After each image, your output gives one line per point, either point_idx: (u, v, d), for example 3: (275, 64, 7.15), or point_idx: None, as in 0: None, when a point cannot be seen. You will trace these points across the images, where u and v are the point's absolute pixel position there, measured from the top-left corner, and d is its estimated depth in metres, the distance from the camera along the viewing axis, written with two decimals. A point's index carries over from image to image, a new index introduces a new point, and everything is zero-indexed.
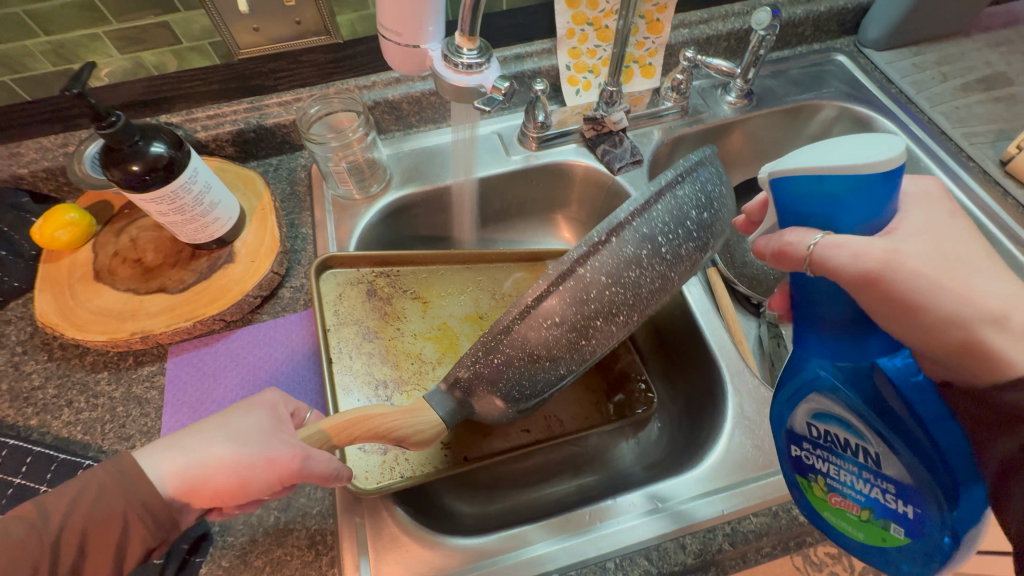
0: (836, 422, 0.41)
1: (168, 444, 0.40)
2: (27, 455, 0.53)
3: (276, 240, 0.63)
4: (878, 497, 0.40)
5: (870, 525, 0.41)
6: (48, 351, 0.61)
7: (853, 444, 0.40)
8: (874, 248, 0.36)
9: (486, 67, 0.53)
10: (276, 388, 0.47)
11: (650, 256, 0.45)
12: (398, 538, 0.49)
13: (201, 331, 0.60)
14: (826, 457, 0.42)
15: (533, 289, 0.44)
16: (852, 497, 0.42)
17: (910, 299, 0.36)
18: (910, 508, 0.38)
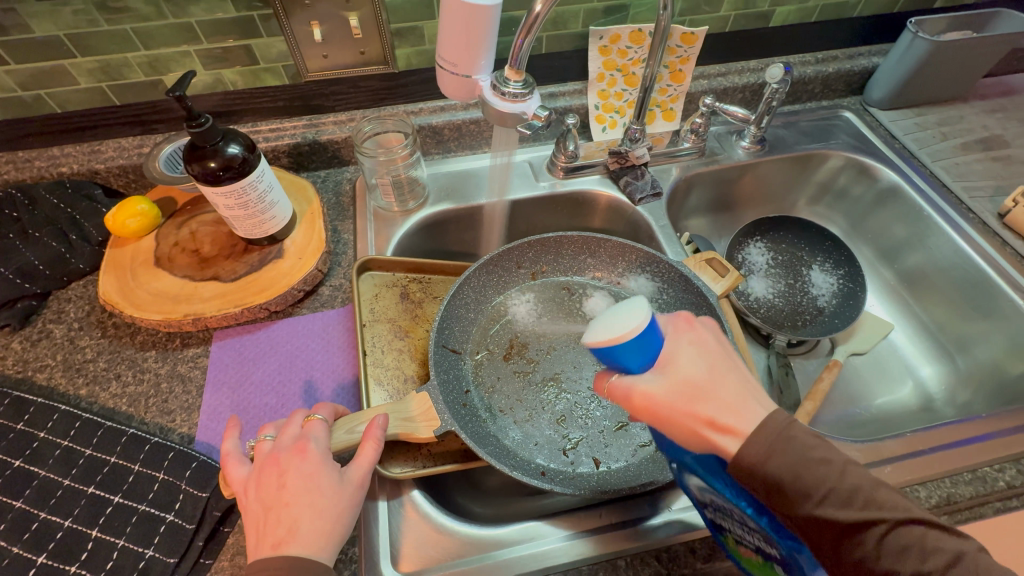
0: (706, 488, 0.45)
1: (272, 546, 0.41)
2: (76, 420, 0.56)
3: (323, 241, 0.69)
4: (762, 550, 0.43)
5: (763, 566, 0.44)
6: (103, 328, 0.66)
7: (736, 516, 0.43)
8: (693, 403, 0.37)
9: (529, 97, 0.59)
10: (285, 445, 0.47)
11: (638, 448, 0.59)
12: (416, 522, 0.52)
13: (248, 318, 0.65)
14: (721, 518, 0.46)
15: (553, 472, 0.57)
16: (754, 550, 0.44)
17: (663, 418, 0.38)
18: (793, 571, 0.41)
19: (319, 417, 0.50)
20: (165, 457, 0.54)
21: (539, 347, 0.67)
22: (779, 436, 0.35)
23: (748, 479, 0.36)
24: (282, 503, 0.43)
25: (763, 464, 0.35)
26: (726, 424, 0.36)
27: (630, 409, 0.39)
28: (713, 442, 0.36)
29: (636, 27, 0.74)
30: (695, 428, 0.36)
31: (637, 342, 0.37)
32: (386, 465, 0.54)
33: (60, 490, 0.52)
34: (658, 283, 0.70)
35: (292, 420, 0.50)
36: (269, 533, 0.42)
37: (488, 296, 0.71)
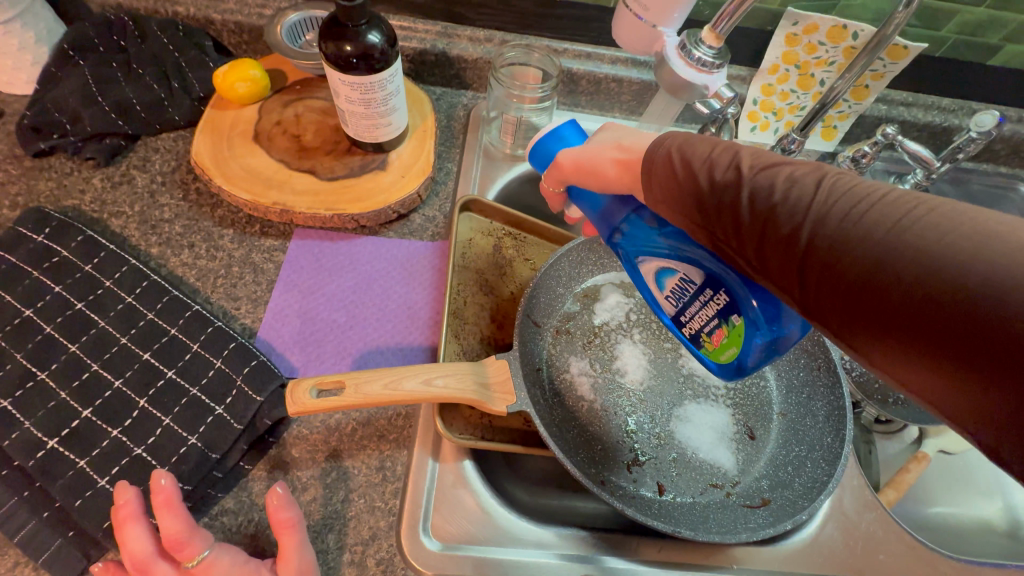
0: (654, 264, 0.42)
1: None
2: (144, 280, 0.53)
3: (429, 165, 0.62)
4: (713, 305, 0.39)
5: (731, 332, 0.38)
6: (184, 191, 0.61)
7: (683, 279, 0.40)
8: (605, 150, 0.41)
9: (717, 71, 0.51)
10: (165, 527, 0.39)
11: (709, 488, 0.53)
12: (461, 495, 0.48)
13: (333, 224, 0.60)
14: (690, 304, 0.41)
15: (614, 488, 0.52)
16: (711, 325, 0.39)
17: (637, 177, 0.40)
18: (748, 297, 0.36)
19: (205, 556, 0.39)
20: (225, 346, 0.50)
21: (623, 344, 0.62)
22: (682, 141, 0.36)
23: (669, 186, 0.36)
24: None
25: (687, 152, 0.35)
26: (634, 144, 0.40)
27: (563, 178, 0.44)
28: (692, 172, 0.34)
29: (843, 21, 0.63)
30: (609, 153, 0.41)
31: (558, 137, 0.45)
32: (447, 424, 0.50)
33: (115, 348, 0.49)
34: None
35: (185, 525, 0.39)
36: None
37: (581, 275, 0.65)
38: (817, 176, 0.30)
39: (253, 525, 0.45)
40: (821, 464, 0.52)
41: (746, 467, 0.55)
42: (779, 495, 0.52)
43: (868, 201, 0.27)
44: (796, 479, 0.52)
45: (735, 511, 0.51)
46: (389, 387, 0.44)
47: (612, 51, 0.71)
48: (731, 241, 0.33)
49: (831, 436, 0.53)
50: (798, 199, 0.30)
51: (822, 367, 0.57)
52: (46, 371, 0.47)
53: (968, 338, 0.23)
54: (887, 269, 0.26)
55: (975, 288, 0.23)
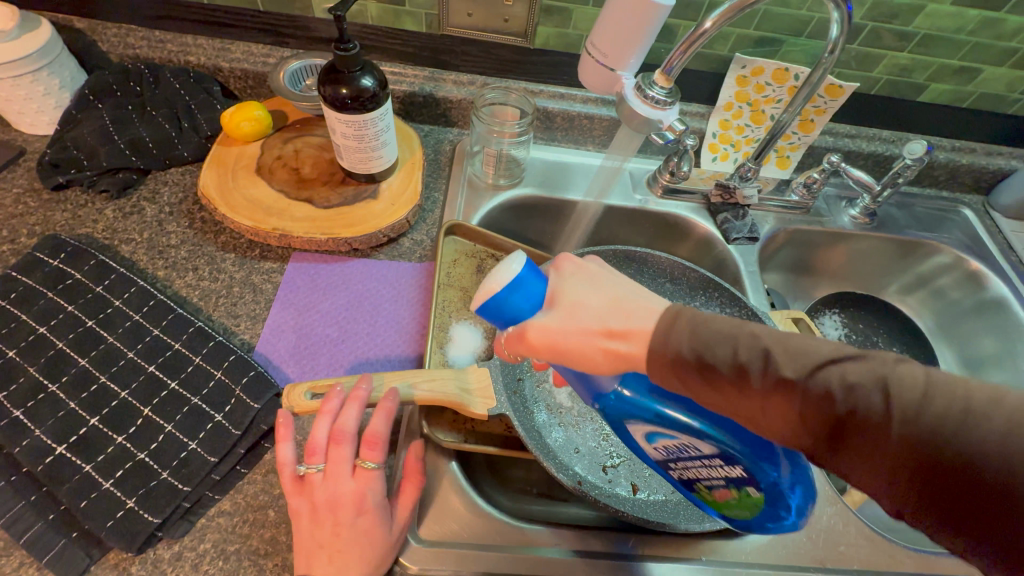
0: (654, 433, 0.42)
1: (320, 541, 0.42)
2: (151, 299, 0.57)
3: (417, 193, 0.68)
4: (724, 474, 0.41)
5: (742, 497, 0.41)
6: (190, 219, 0.66)
7: (690, 450, 0.41)
8: (596, 343, 0.36)
9: (669, 107, 0.57)
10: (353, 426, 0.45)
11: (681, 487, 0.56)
12: (446, 494, 0.52)
13: (328, 248, 0.65)
14: (688, 465, 0.43)
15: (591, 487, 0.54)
16: (717, 485, 0.42)
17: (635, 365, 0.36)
18: (762, 478, 0.39)
19: (372, 467, 0.45)
20: (225, 359, 0.54)
21: None
22: (688, 332, 0.33)
23: (686, 381, 0.33)
24: (322, 546, 0.42)
25: (709, 350, 0.32)
26: (630, 330, 0.35)
27: (530, 353, 0.39)
28: (713, 371, 0.32)
29: (784, 65, 0.72)
30: (597, 345, 0.36)
31: (515, 293, 0.37)
32: (432, 427, 0.53)
33: (122, 361, 0.53)
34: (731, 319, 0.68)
35: (382, 436, 0.46)
36: (321, 516, 0.43)
37: None
38: (851, 368, 0.30)
39: (247, 526, 0.47)
40: None
41: None
42: None
43: (905, 391, 0.29)
44: None
45: None
46: (414, 386, 0.50)
47: (583, 92, 0.79)
48: (787, 435, 0.32)
49: None
50: (840, 396, 0.30)
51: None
52: (56, 383, 0.50)
53: (996, 516, 0.27)
54: (934, 457, 0.28)
55: (1021, 481, 0.26)
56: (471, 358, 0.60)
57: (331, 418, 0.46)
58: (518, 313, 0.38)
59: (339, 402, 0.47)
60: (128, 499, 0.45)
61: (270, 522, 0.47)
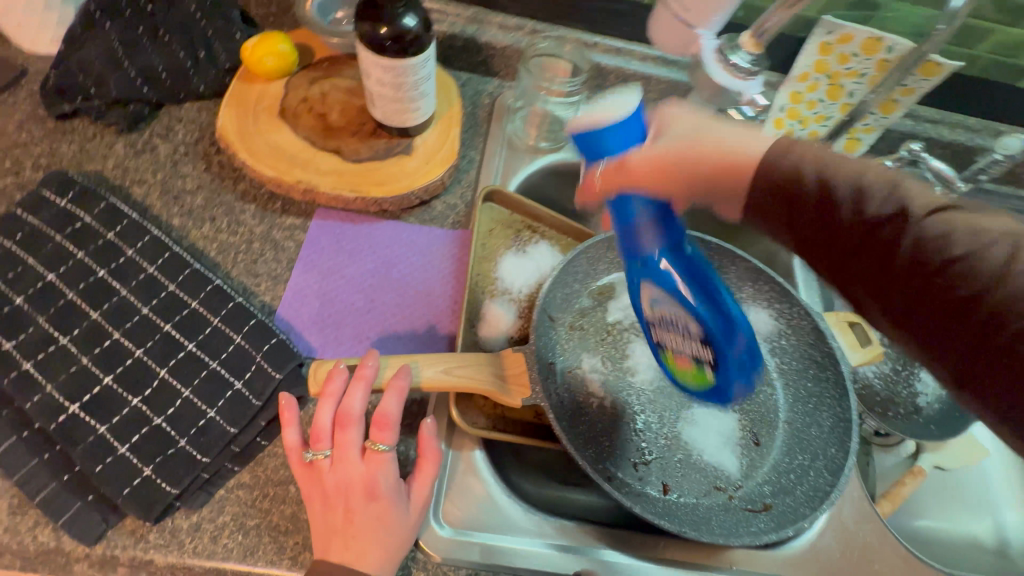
0: (657, 299, 0.45)
1: (335, 528, 0.39)
2: (166, 250, 0.53)
3: (454, 152, 0.62)
4: (692, 350, 0.45)
5: (700, 372, 0.47)
6: (206, 163, 0.61)
7: (680, 322, 0.44)
8: (731, 138, 0.42)
9: (752, 79, 0.50)
10: (358, 408, 0.41)
11: (713, 491, 0.54)
12: (473, 483, 0.49)
13: (356, 207, 0.60)
14: (666, 326, 0.46)
15: (621, 486, 0.52)
16: (686, 355, 0.47)
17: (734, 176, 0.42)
18: (730, 359, 0.43)
19: (384, 451, 0.41)
20: (245, 322, 0.50)
21: (634, 343, 0.63)
22: (811, 161, 0.39)
23: (798, 210, 0.39)
24: (335, 531, 0.39)
25: (841, 170, 0.38)
26: (736, 147, 0.42)
27: (631, 184, 0.40)
28: (833, 209, 0.38)
29: (878, 34, 0.62)
30: (714, 150, 0.42)
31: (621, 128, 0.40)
32: (462, 413, 0.50)
33: (137, 317, 0.49)
34: (777, 316, 0.64)
35: (394, 417, 0.41)
36: (332, 502, 0.40)
37: (597, 272, 0.66)
38: (980, 218, 0.35)
39: (267, 500, 0.45)
40: (824, 474, 0.53)
41: (750, 471, 0.56)
42: (781, 501, 0.53)
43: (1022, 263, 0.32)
44: (798, 487, 0.53)
45: (737, 514, 0.52)
46: (445, 372, 0.45)
47: (643, 48, 0.70)
48: (877, 278, 0.37)
49: (834, 447, 0.54)
50: (951, 240, 0.34)
51: (830, 379, 0.58)
52: (67, 336, 0.47)
53: None
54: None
55: None
56: (504, 339, 0.56)
57: (336, 399, 0.41)
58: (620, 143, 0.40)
59: (345, 382, 0.41)
60: (145, 466, 0.43)
61: (292, 498, 0.45)
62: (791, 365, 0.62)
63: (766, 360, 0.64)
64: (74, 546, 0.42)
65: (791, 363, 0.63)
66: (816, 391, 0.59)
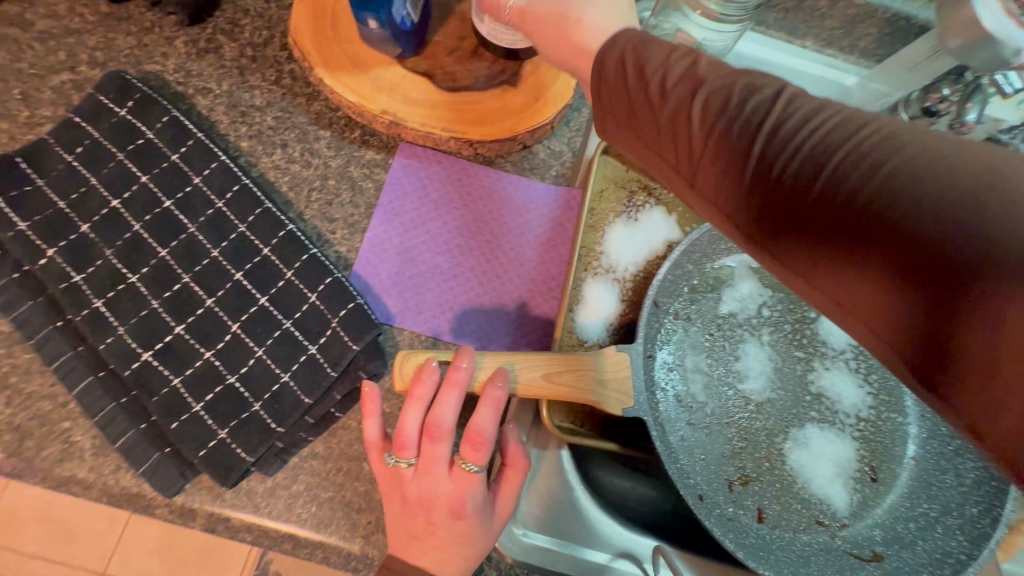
0: None
1: (415, 537, 0.37)
2: (235, 183, 0.47)
3: (571, 87, 0.49)
4: None
5: None
6: (277, 72, 0.52)
7: None
8: None
9: None
10: (448, 423, 0.36)
11: (817, 528, 0.48)
12: (555, 486, 0.45)
13: (446, 146, 0.50)
14: None
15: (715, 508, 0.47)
16: None
17: None
18: None
19: (473, 471, 0.36)
20: (321, 279, 0.45)
21: (748, 343, 0.54)
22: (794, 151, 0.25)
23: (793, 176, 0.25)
24: (416, 538, 0.37)
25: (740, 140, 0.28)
26: None
27: None
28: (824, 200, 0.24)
29: None
30: None
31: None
32: (550, 413, 0.45)
33: (206, 260, 0.44)
34: None
35: (488, 436, 0.36)
36: (413, 513, 0.37)
37: (717, 251, 0.55)
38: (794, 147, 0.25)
39: (342, 474, 0.43)
40: (953, 534, 0.46)
41: (862, 512, 0.49)
42: (892, 552, 0.47)
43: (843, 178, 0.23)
44: (917, 541, 0.47)
45: (838, 557, 0.47)
46: (547, 380, 0.39)
47: None
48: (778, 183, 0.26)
49: (976, 507, 0.46)
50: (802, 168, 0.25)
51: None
52: (137, 273, 0.43)
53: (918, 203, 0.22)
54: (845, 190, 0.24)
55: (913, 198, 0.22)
56: (604, 326, 0.49)
57: (425, 406, 0.36)
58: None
59: (436, 387, 0.36)
60: (220, 429, 0.41)
61: (365, 477, 0.43)
62: None
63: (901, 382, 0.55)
64: (154, 495, 0.41)
65: None
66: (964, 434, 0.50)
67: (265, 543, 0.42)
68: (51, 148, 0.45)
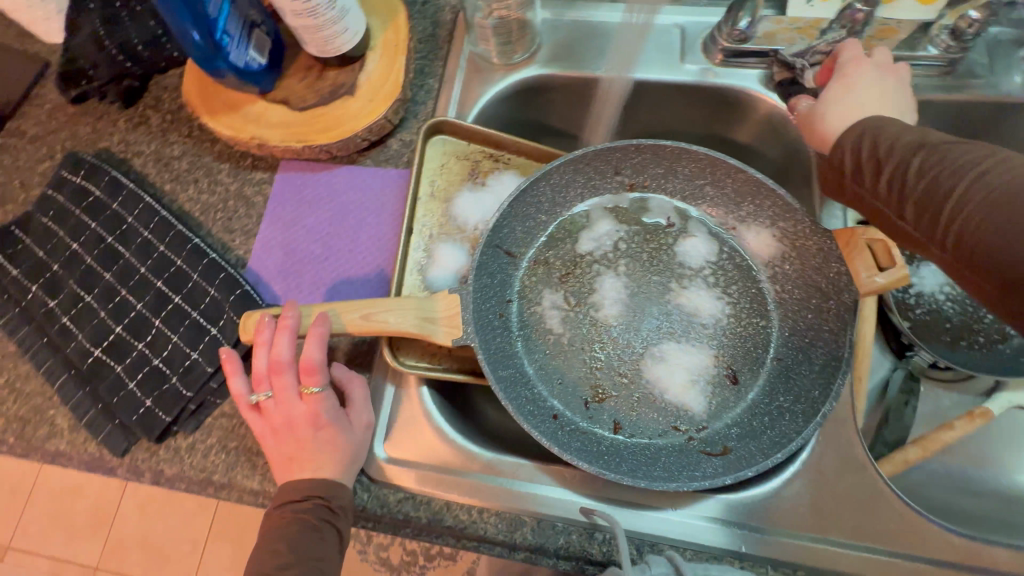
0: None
1: (293, 461, 0.46)
2: (156, 215, 0.60)
3: (398, 85, 0.59)
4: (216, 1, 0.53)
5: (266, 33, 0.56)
6: (189, 128, 0.66)
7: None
8: None
9: None
10: (284, 357, 0.46)
11: (675, 434, 0.51)
12: (416, 418, 0.51)
13: (311, 156, 0.61)
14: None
15: (569, 424, 0.52)
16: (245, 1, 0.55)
17: None
18: (189, 42, 0.51)
19: (316, 391, 0.47)
20: (217, 275, 0.56)
21: (605, 276, 0.58)
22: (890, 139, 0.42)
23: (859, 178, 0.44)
24: (292, 458, 0.46)
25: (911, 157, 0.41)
26: None
27: None
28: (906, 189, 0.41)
29: None
30: None
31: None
32: (401, 355, 0.52)
33: (137, 276, 0.58)
34: (781, 237, 0.54)
35: (318, 363, 0.47)
36: (285, 440, 0.47)
37: (569, 199, 0.60)
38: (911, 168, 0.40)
39: (243, 427, 0.53)
40: (798, 420, 0.47)
41: (719, 413, 0.51)
42: (744, 446, 0.49)
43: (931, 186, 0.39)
44: (767, 432, 0.49)
45: (690, 457, 0.49)
46: (364, 317, 0.47)
47: None
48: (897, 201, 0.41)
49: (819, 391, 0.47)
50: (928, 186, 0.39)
51: (832, 311, 0.49)
52: (91, 294, 0.58)
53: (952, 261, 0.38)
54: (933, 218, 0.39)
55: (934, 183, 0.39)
56: (453, 277, 0.56)
57: (268, 349, 0.47)
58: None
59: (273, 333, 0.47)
60: (147, 398, 0.53)
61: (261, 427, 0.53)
62: (792, 294, 0.53)
63: (763, 289, 0.56)
64: (110, 457, 0.54)
65: (792, 291, 0.54)
66: (816, 326, 0.51)
67: (192, 488, 0.53)
68: (34, 217, 0.62)
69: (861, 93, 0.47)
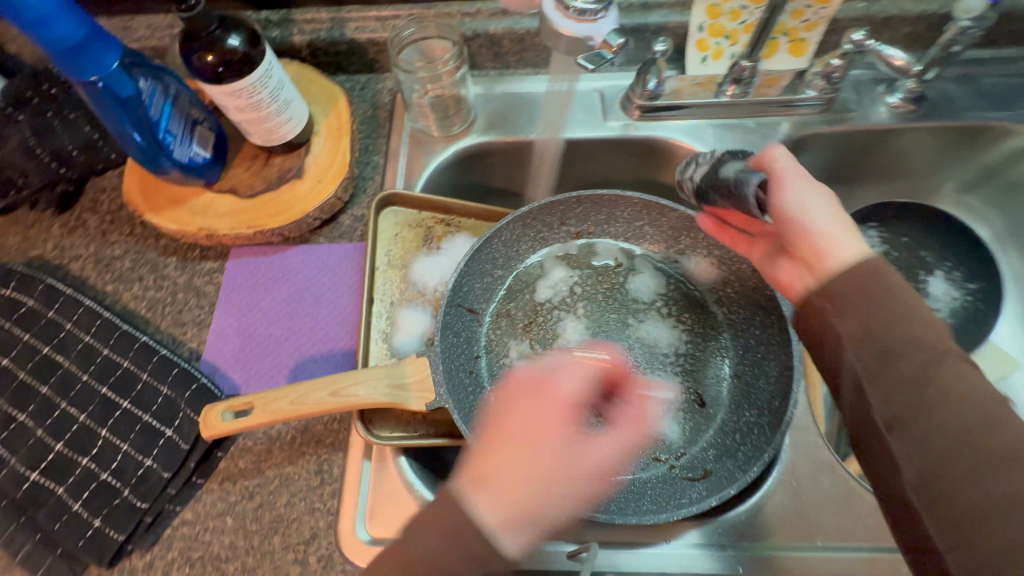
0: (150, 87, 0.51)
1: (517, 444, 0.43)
2: (98, 318, 0.57)
3: (345, 164, 0.61)
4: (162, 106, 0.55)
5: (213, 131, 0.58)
6: (131, 226, 0.65)
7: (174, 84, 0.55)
8: None
9: (601, 16, 0.45)
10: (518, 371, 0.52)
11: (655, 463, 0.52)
12: (396, 490, 0.50)
13: (263, 240, 0.61)
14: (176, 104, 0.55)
15: None
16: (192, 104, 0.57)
17: None
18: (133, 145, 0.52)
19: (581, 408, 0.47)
20: (170, 373, 0.54)
21: (566, 319, 0.60)
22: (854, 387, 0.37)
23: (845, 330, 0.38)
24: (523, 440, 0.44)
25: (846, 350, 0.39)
26: None
27: (98, 40, 0.46)
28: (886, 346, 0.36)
29: None
30: None
31: (99, 41, 0.46)
32: (374, 427, 0.51)
33: (79, 386, 0.54)
34: (717, 263, 0.59)
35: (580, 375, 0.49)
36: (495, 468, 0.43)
37: (521, 252, 0.63)
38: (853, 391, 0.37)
39: (208, 533, 0.49)
40: (765, 432, 0.50)
41: (694, 437, 0.53)
42: (721, 465, 0.51)
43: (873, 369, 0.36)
44: (740, 448, 0.51)
45: (674, 485, 0.51)
46: (333, 393, 0.46)
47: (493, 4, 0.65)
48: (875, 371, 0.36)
49: (778, 400, 0.50)
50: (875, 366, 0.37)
51: (774, 325, 0.53)
52: (24, 412, 0.53)
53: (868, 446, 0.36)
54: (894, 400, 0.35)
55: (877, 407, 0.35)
56: (420, 341, 0.56)
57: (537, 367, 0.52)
58: (55, 37, 0.43)
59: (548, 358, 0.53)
60: (95, 518, 0.48)
61: (229, 529, 0.49)
62: (738, 314, 0.58)
63: (711, 312, 0.60)
64: None
65: (736, 311, 0.58)
66: (764, 341, 0.54)
67: None
68: None
69: (809, 201, 0.43)
